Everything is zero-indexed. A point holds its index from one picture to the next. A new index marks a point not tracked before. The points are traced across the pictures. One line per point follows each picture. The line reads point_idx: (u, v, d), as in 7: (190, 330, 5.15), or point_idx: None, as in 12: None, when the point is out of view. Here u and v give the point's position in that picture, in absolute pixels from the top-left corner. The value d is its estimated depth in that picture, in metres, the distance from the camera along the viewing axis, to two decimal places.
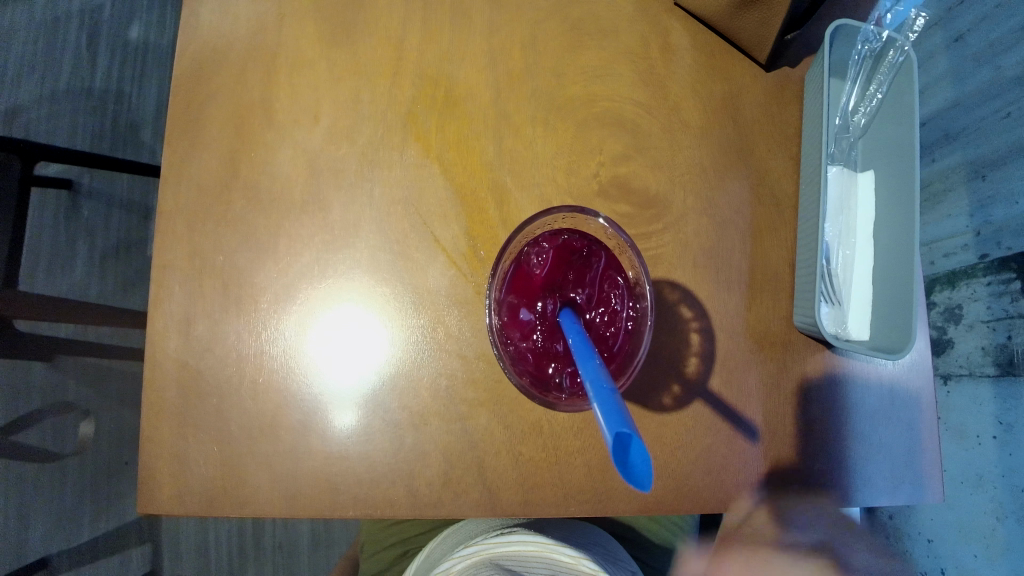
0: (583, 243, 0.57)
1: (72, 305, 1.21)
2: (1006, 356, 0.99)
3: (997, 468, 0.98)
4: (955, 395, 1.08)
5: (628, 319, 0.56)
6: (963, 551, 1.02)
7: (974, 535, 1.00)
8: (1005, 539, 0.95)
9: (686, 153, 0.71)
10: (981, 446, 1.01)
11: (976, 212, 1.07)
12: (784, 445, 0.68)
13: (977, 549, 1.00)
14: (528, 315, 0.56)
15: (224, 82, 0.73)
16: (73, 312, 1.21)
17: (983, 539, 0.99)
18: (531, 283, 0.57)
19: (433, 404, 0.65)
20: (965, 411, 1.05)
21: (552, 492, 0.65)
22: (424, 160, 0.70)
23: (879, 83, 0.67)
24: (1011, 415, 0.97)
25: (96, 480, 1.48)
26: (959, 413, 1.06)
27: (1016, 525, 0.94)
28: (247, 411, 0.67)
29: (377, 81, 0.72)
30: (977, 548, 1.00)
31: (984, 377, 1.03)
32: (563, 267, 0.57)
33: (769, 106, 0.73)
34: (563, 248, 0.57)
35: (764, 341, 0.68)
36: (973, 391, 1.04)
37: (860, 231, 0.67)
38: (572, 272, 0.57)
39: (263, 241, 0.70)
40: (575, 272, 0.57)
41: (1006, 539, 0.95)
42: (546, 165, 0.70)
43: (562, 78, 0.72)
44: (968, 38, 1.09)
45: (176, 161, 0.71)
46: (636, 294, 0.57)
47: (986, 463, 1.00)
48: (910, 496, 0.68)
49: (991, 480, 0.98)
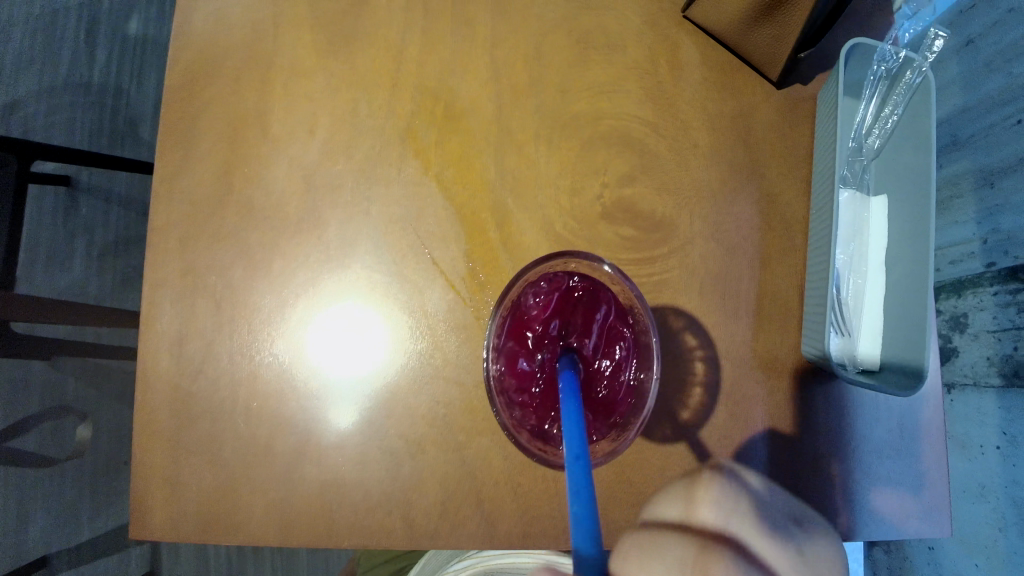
0: (586, 288, 0.56)
1: (64, 305, 1.18)
2: (1011, 367, 0.97)
3: (1000, 479, 0.96)
4: (958, 404, 1.05)
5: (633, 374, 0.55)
6: (966, 563, 0.99)
7: (974, 546, 0.98)
8: (1006, 550, 0.94)
9: (694, 175, 0.69)
10: (983, 456, 0.99)
11: (983, 220, 1.04)
12: (789, 477, 0.66)
13: (979, 560, 0.97)
14: (527, 364, 0.55)
15: (218, 92, 0.71)
16: (72, 312, 1.18)
17: (984, 549, 0.97)
18: (530, 328, 0.56)
19: (430, 431, 0.64)
20: (969, 421, 1.03)
21: (551, 524, 0.63)
22: (423, 178, 0.68)
23: (895, 105, 0.65)
24: (1015, 426, 0.95)
25: (95, 480, 1.45)
26: (962, 423, 1.04)
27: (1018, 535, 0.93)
28: (240, 435, 0.66)
29: (376, 94, 0.70)
30: (978, 557, 0.97)
31: (989, 387, 1.00)
32: (564, 312, 0.56)
33: (778, 126, 0.71)
34: (564, 291, 0.56)
35: (768, 371, 0.67)
36: (977, 401, 1.02)
37: (872, 259, 0.64)
38: (574, 318, 0.56)
39: (256, 259, 0.68)
40: (577, 319, 0.56)
41: (1007, 549, 0.94)
42: (549, 185, 0.68)
43: (566, 94, 0.70)
44: (979, 42, 1.06)
45: (170, 176, 0.70)
46: (642, 346, 0.55)
47: (989, 474, 0.98)
48: (919, 531, 0.67)
49: (995, 491, 0.97)
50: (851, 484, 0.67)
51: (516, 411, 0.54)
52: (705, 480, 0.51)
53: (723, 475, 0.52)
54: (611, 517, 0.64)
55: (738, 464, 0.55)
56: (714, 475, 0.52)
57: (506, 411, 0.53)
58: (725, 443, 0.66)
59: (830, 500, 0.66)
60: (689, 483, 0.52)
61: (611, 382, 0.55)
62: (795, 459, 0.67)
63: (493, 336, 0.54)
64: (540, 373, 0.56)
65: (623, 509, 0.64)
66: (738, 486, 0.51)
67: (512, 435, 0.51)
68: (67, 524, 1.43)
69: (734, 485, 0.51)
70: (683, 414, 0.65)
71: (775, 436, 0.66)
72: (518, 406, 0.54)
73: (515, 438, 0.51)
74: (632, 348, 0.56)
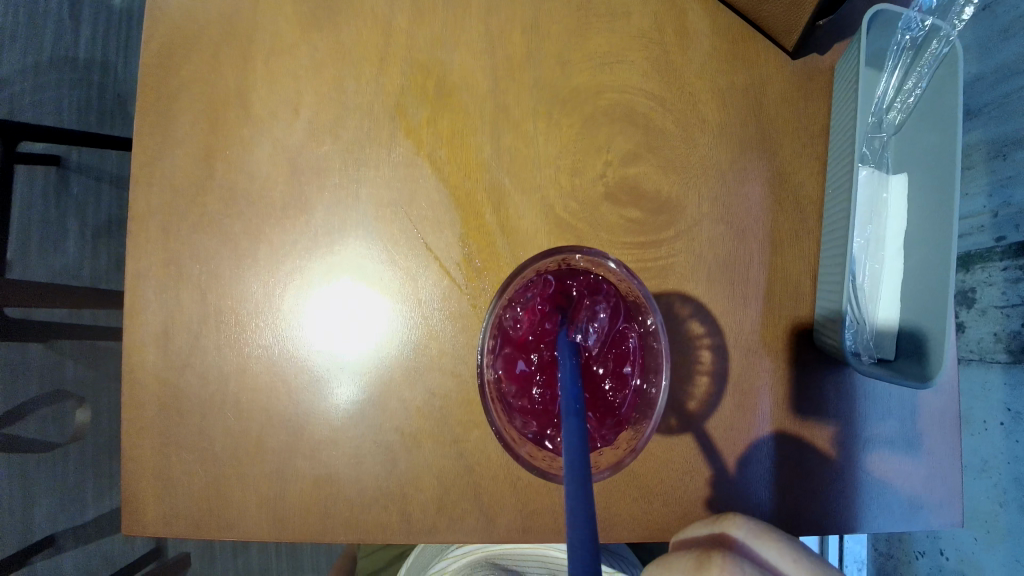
0: (587, 286, 0.53)
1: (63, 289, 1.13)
2: (1020, 344, 0.94)
3: (1003, 455, 0.95)
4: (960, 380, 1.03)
5: (638, 376, 0.52)
6: (963, 537, 0.98)
7: (973, 520, 0.98)
8: (1006, 525, 0.93)
9: (702, 152, 0.66)
10: (986, 432, 0.97)
11: (995, 192, 0.99)
12: (796, 467, 0.64)
13: (977, 533, 0.97)
14: (526, 366, 0.52)
15: (195, 68, 0.66)
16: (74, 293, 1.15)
17: (983, 524, 0.96)
18: (526, 330, 0.52)
19: (425, 425, 0.62)
20: (970, 397, 1.01)
21: (551, 519, 0.62)
22: (414, 158, 0.65)
23: (919, 78, 0.61)
24: (1021, 403, 0.93)
25: (100, 454, 1.36)
26: (964, 399, 1.02)
27: (1018, 511, 0.92)
28: (231, 430, 0.64)
29: (363, 69, 0.65)
30: (975, 531, 0.97)
31: (994, 363, 0.98)
32: (563, 311, 0.53)
33: (793, 99, 0.66)
34: (563, 289, 0.53)
35: (775, 360, 0.64)
36: (982, 377, 0.99)
37: (889, 244, 0.62)
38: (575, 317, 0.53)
39: (240, 246, 0.65)
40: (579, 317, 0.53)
41: (1008, 524, 0.93)
42: (548, 165, 0.64)
43: (567, 67, 0.66)
44: (996, 8, 1.00)
45: (149, 161, 0.66)
46: (649, 345, 0.52)
47: (992, 450, 0.96)
48: (929, 521, 0.65)
49: (996, 466, 0.95)
50: (860, 476, 0.65)
51: (513, 416, 0.51)
52: (716, 569, 0.49)
53: (735, 560, 0.50)
54: (613, 510, 0.62)
55: (758, 524, 0.54)
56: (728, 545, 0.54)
57: (503, 418, 0.50)
58: (732, 434, 0.63)
59: (837, 491, 0.65)
60: (697, 568, 0.50)
61: (617, 383, 0.52)
62: (803, 449, 0.65)
63: (488, 338, 0.51)
64: (540, 374, 0.52)
65: (625, 502, 0.62)
66: (750, 569, 0.50)
67: (508, 447, 0.48)
68: (70, 505, 1.35)
69: (746, 568, 0.49)
70: (688, 405, 0.63)
71: (783, 425, 0.64)
72: (516, 411, 0.52)
73: (514, 452, 0.48)
74: (637, 348, 0.52)
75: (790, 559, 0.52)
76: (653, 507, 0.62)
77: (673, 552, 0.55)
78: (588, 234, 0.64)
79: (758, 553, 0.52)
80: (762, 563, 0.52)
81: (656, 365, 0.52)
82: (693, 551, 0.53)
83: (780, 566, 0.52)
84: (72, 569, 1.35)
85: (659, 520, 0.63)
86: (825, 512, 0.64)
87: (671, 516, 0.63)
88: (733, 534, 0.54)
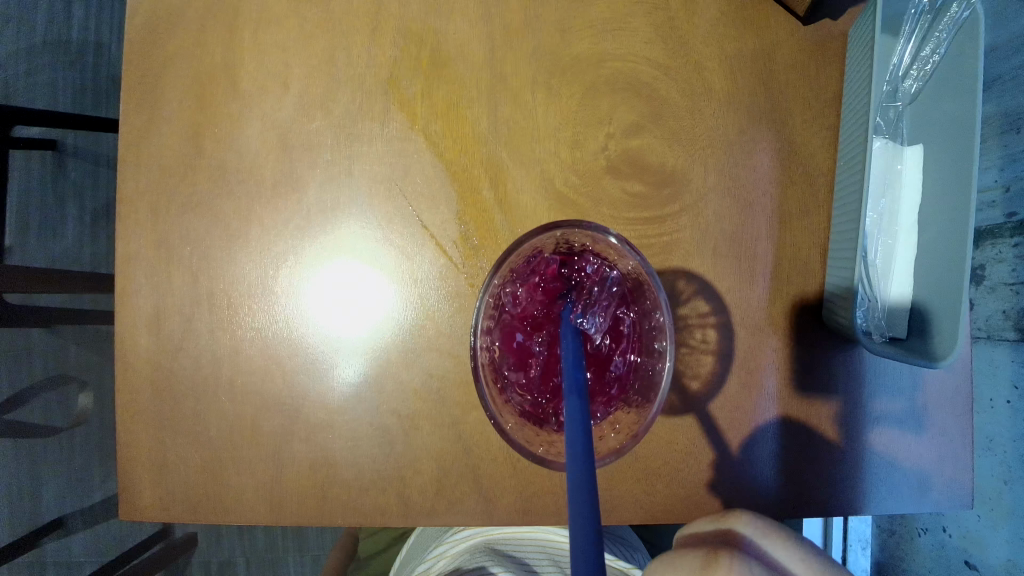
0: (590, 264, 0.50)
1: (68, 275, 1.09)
2: None
3: (1008, 433, 0.93)
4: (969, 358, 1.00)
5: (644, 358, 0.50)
6: (967, 515, 0.96)
7: (977, 497, 0.96)
8: (1010, 503, 0.92)
9: (709, 123, 0.63)
10: (993, 409, 0.95)
11: (1007, 167, 0.96)
12: (802, 448, 0.63)
13: (982, 511, 0.95)
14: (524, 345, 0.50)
15: (180, 41, 0.64)
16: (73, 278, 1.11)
17: (988, 501, 0.94)
18: (523, 309, 0.51)
19: (423, 407, 0.61)
20: (977, 375, 0.99)
21: (552, 501, 0.61)
22: (409, 133, 0.62)
23: (937, 43, 0.57)
24: None
25: (104, 438, 1.34)
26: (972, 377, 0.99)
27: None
28: (226, 414, 0.63)
29: (354, 39, 0.63)
30: (979, 509, 0.95)
31: (1003, 340, 0.95)
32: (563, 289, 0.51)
33: (805, 66, 0.63)
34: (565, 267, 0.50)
35: (781, 337, 0.63)
36: (989, 355, 0.97)
37: (904, 218, 0.59)
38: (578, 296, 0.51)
39: (231, 226, 0.63)
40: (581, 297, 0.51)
41: (1013, 502, 0.91)
42: (547, 139, 0.62)
43: (567, 34, 0.63)
44: None
45: (137, 139, 0.64)
46: (655, 327, 0.50)
47: (998, 427, 0.95)
48: (939, 503, 0.64)
49: (1002, 444, 0.94)
50: (867, 458, 0.64)
51: (510, 395, 0.50)
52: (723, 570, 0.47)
53: (743, 560, 0.48)
54: (616, 492, 0.61)
55: (766, 522, 0.53)
56: (738, 539, 0.52)
57: (500, 400, 0.49)
58: (736, 414, 0.62)
59: (845, 473, 0.63)
60: (703, 568, 0.48)
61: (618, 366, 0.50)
62: (810, 429, 0.63)
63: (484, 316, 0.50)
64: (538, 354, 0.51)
65: (627, 485, 0.61)
66: (758, 570, 0.48)
67: (505, 432, 0.47)
68: (78, 487, 1.34)
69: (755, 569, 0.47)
70: (692, 385, 0.62)
71: (789, 405, 0.63)
72: (513, 390, 0.50)
73: (511, 438, 0.47)
74: (642, 330, 0.51)
75: (799, 559, 0.50)
76: (657, 489, 0.61)
77: (678, 549, 0.54)
78: (590, 209, 0.62)
79: (766, 552, 0.51)
80: (771, 562, 0.50)
81: (660, 347, 0.50)
82: (700, 549, 0.51)
83: (789, 566, 0.50)
84: (82, 551, 1.35)
85: (663, 502, 0.61)
86: (832, 494, 0.63)
87: (676, 499, 0.61)
88: (740, 531, 0.53)
